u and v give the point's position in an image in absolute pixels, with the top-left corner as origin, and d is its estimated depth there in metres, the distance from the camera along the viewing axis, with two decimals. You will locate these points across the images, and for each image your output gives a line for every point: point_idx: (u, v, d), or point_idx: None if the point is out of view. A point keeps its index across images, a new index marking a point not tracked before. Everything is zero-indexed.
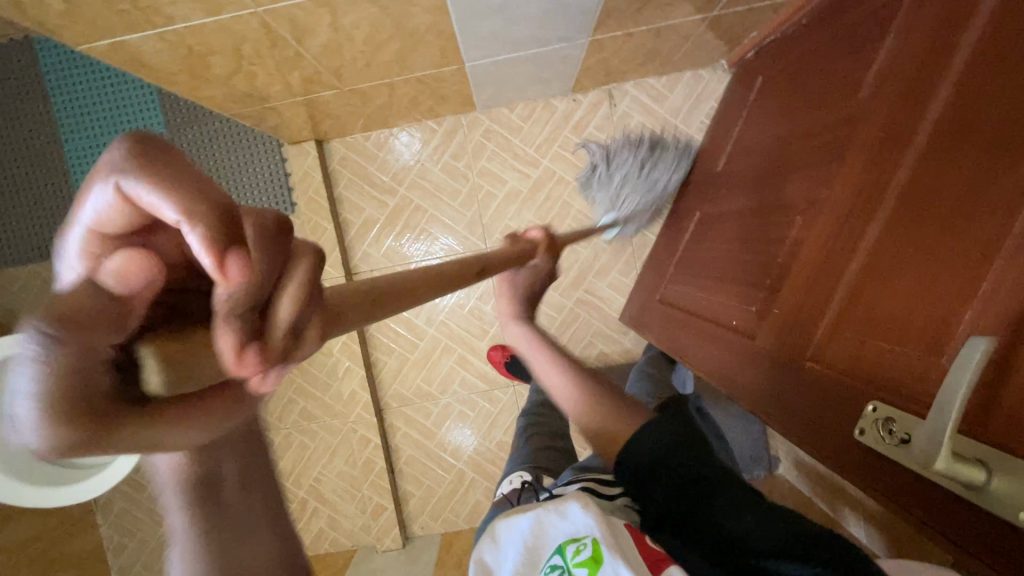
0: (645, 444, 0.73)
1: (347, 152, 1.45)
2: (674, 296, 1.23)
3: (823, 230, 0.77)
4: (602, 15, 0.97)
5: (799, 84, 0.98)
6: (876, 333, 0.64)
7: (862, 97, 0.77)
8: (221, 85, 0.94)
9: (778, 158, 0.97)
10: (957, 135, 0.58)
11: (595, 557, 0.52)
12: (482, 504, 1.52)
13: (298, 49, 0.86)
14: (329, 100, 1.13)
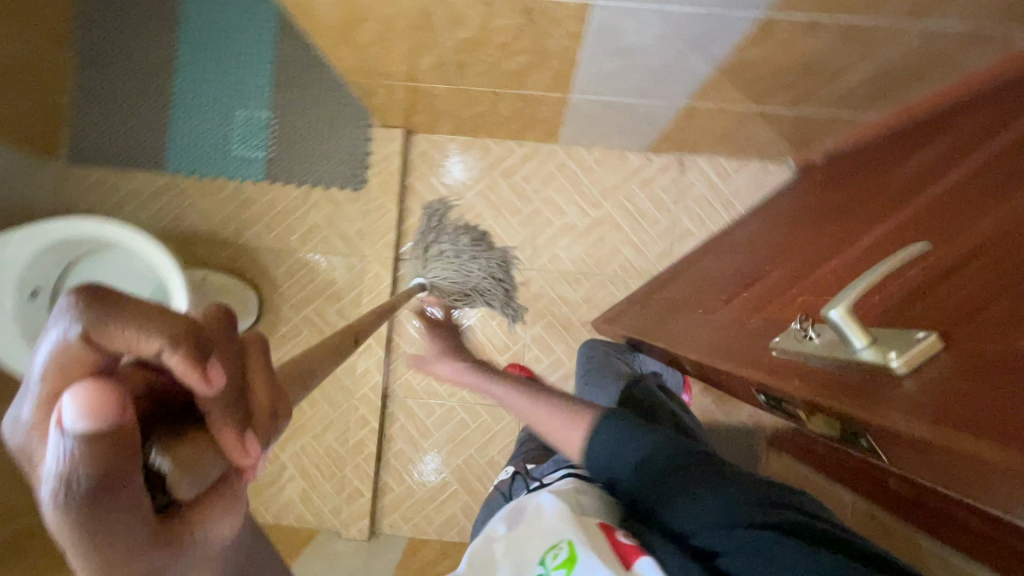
0: (612, 426, 0.77)
1: (427, 147, 1.54)
2: (656, 298, 1.31)
3: (825, 246, 0.89)
4: (707, 85, 1.07)
5: (844, 175, 1.13)
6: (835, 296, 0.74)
7: (900, 175, 0.91)
8: (357, 50, 1.03)
9: (802, 213, 1.10)
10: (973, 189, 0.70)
11: (571, 558, 0.58)
12: (456, 517, 1.49)
13: (440, 37, 0.95)
14: (436, 93, 1.23)
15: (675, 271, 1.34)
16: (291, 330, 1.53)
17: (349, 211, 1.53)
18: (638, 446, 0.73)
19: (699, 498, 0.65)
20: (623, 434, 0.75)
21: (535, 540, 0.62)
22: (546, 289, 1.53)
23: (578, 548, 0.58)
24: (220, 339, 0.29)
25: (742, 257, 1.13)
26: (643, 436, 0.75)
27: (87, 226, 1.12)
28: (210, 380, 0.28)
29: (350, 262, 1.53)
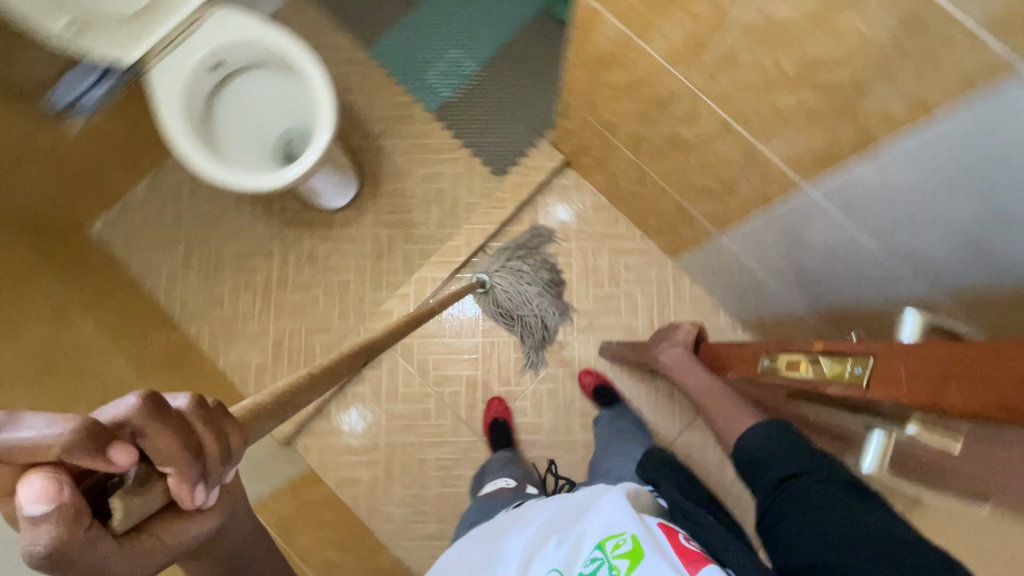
0: (752, 442, 0.83)
1: (572, 184, 1.59)
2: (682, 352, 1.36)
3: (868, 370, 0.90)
4: (836, 313, 1.09)
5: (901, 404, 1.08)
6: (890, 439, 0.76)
7: None
8: (589, 82, 1.11)
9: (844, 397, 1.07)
10: None
11: (635, 551, 0.61)
12: (360, 482, 1.49)
13: (662, 121, 1.01)
14: (619, 155, 1.29)
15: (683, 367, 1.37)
16: (357, 236, 1.59)
17: (474, 183, 1.60)
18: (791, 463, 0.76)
19: (811, 521, 0.67)
20: (778, 447, 0.79)
21: (591, 526, 0.67)
22: (574, 364, 1.54)
23: (642, 544, 0.62)
24: (156, 424, 0.41)
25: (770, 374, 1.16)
26: (788, 448, 0.78)
27: (294, 50, 1.25)
28: (117, 461, 0.40)
29: (443, 222, 1.59)
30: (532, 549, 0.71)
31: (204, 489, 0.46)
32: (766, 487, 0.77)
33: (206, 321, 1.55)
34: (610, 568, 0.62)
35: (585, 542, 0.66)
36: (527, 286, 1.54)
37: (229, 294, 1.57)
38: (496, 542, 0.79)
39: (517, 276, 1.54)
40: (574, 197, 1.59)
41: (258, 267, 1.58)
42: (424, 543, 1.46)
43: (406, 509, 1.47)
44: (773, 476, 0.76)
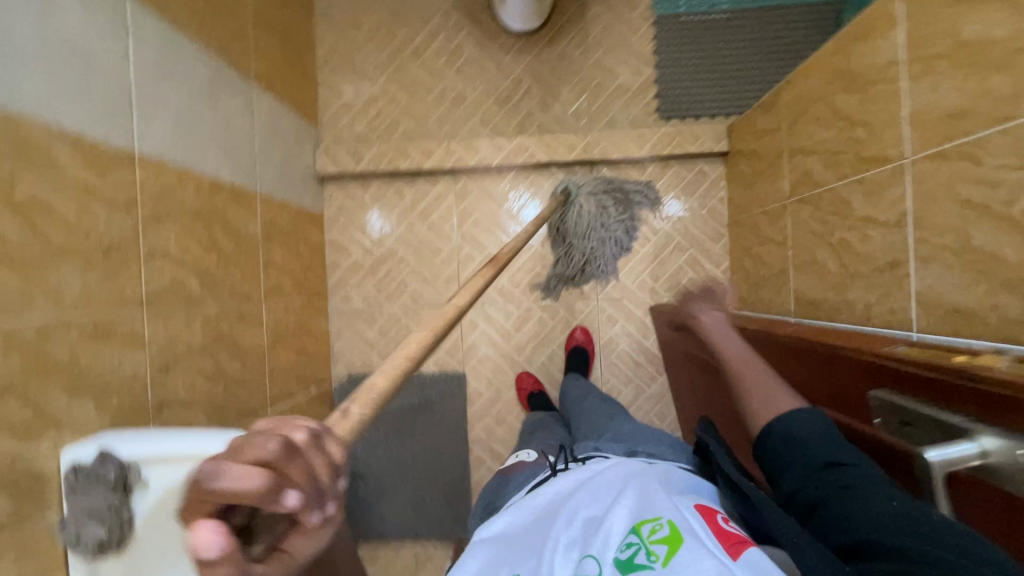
0: (788, 427, 0.75)
1: (709, 177, 1.48)
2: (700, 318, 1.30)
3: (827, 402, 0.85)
4: None
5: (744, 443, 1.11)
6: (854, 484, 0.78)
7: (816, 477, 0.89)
8: (815, 92, 0.98)
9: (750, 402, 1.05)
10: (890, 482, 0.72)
11: (672, 536, 0.59)
12: (348, 256, 1.57)
13: (845, 177, 0.90)
14: (776, 183, 1.17)
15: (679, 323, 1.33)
16: (503, 67, 1.52)
17: (633, 106, 1.49)
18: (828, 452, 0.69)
19: (870, 519, 0.58)
20: (818, 431, 0.72)
21: (615, 519, 0.66)
22: (576, 317, 1.52)
23: (678, 530, 0.60)
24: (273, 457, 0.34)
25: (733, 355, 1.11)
26: (851, 446, 0.69)
27: None
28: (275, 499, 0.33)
29: (579, 116, 1.50)
30: (539, 542, 0.67)
31: (323, 512, 0.36)
32: (805, 475, 0.68)
33: (336, 35, 1.55)
34: (646, 554, 0.58)
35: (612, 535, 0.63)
36: (598, 228, 1.48)
37: (369, 28, 1.55)
38: (505, 540, 0.72)
39: (597, 213, 1.47)
40: (701, 190, 1.48)
41: (407, 25, 1.54)
42: (358, 338, 1.57)
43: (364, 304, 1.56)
44: (814, 460, 0.68)
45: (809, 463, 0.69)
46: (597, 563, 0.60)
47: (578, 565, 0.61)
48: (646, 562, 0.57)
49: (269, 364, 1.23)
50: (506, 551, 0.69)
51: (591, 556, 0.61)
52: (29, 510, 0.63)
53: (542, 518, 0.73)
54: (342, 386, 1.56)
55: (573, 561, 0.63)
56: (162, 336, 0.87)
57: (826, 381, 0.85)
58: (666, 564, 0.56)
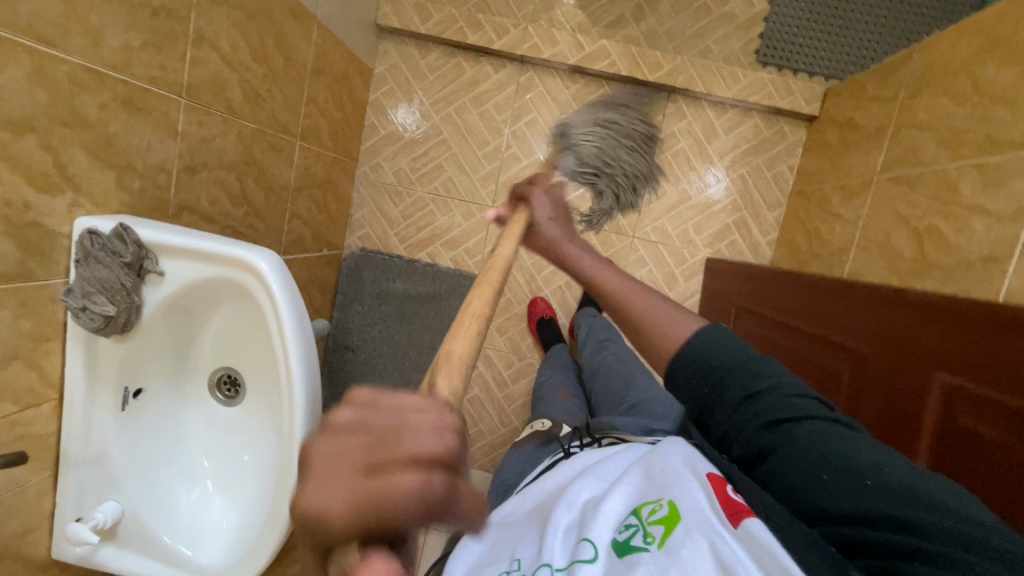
0: (699, 357, 0.65)
1: (787, 139, 1.38)
2: (750, 273, 1.17)
3: (891, 372, 0.73)
4: None
5: None
6: (901, 434, 0.69)
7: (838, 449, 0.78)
8: (956, 60, 0.88)
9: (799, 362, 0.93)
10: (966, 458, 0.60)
11: (669, 515, 0.58)
12: (389, 124, 1.46)
13: (961, 158, 0.82)
14: (865, 158, 1.08)
15: (736, 280, 1.21)
16: None
17: (732, 40, 1.35)
18: (744, 395, 0.61)
19: (822, 473, 0.53)
20: (725, 360, 0.64)
21: (612, 501, 0.64)
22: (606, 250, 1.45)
23: (678, 509, 0.59)
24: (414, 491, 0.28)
25: (796, 312, 0.99)
26: (775, 387, 0.60)
27: None
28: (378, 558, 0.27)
29: (671, 37, 1.37)
30: (535, 535, 0.66)
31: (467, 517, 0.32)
32: (727, 413, 0.62)
33: None
34: (643, 536, 0.58)
35: (609, 517, 0.62)
36: (625, 143, 1.34)
37: None
38: (509, 524, 0.74)
39: (611, 127, 1.34)
40: (772, 153, 1.38)
41: None
42: (379, 213, 1.50)
43: (393, 180, 1.48)
44: (731, 397, 0.62)
45: (728, 401, 0.62)
46: (593, 545, 0.59)
47: (577, 550, 0.60)
48: (642, 543, 0.57)
49: (290, 210, 1.16)
50: (508, 541, 0.70)
51: (589, 540, 0.60)
52: (36, 265, 0.58)
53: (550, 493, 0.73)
54: (352, 258, 1.50)
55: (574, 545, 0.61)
56: (195, 134, 0.80)
57: (897, 338, 0.74)
58: (661, 545, 0.55)
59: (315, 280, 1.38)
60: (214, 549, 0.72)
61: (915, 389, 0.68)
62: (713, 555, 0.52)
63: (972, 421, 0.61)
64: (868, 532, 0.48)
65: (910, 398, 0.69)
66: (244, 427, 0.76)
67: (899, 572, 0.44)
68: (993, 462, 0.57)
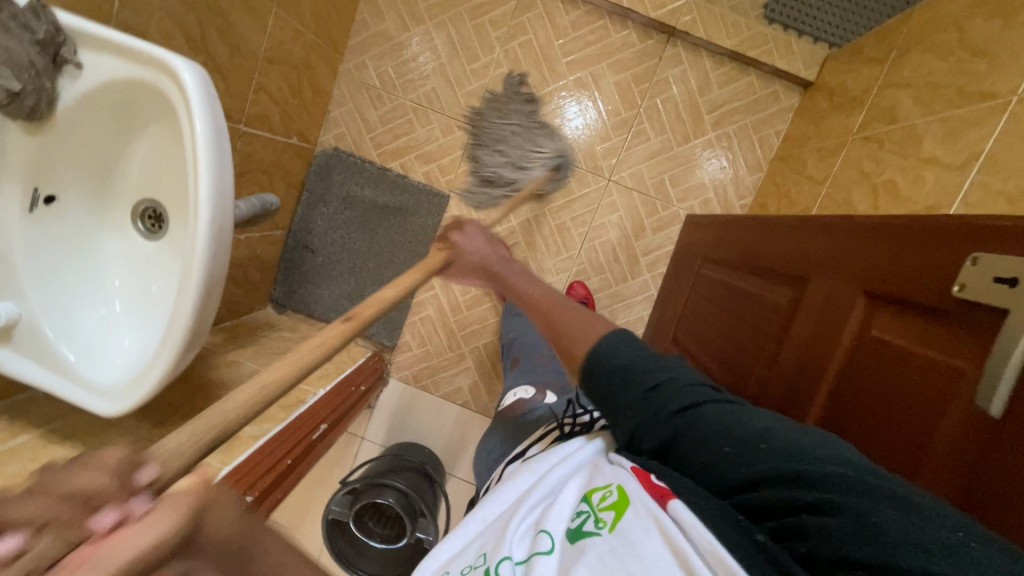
0: (606, 356, 0.63)
1: (779, 103, 1.35)
2: (716, 224, 1.13)
3: (813, 296, 0.67)
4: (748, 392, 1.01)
5: (715, 345, 0.95)
6: (818, 359, 0.63)
7: (765, 386, 0.73)
8: (949, 16, 0.85)
9: (744, 301, 0.88)
10: (866, 373, 0.55)
11: (619, 501, 0.50)
12: (381, 24, 1.42)
13: (932, 111, 0.80)
14: (847, 120, 1.06)
15: (708, 234, 1.17)
16: None
17: None
18: (646, 388, 0.59)
19: (725, 453, 0.51)
20: (629, 349, 0.63)
21: (563, 497, 0.55)
22: (578, 189, 1.43)
23: (629, 491, 0.51)
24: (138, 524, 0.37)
25: (745, 251, 0.93)
26: (682, 377, 0.59)
27: None
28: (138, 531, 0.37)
29: None
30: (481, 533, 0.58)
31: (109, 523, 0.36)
32: (635, 407, 0.59)
33: None
34: (594, 522, 0.50)
35: (563, 505, 0.54)
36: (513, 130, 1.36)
37: None
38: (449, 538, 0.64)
39: (496, 143, 1.38)
40: (762, 114, 1.35)
41: None
42: (358, 114, 1.46)
43: (377, 83, 1.44)
44: (632, 393, 0.59)
45: (634, 395, 0.59)
46: (548, 536, 0.50)
47: (533, 542, 0.51)
48: (594, 529, 0.48)
49: (257, 79, 1.12)
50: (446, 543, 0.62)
51: (545, 530, 0.52)
52: None
53: (511, 483, 0.63)
54: (325, 156, 1.47)
55: (528, 536, 0.53)
56: None
57: (818, 262, 0.68)
58: (613, 530, 0.47)
59: (281, 168, 1.34)
60: (113, 372, 0.71)
61: (835, 312, 0.62)
62: (662, 541, 0.45)
63: (880, 332, 0.55)
64: (773, 503, 0.45)
65: (831, 321, 0.62)
66: (162, 262, 0.75)
67: (810, 535, 0.41)
68: (891, 379, 0.52)
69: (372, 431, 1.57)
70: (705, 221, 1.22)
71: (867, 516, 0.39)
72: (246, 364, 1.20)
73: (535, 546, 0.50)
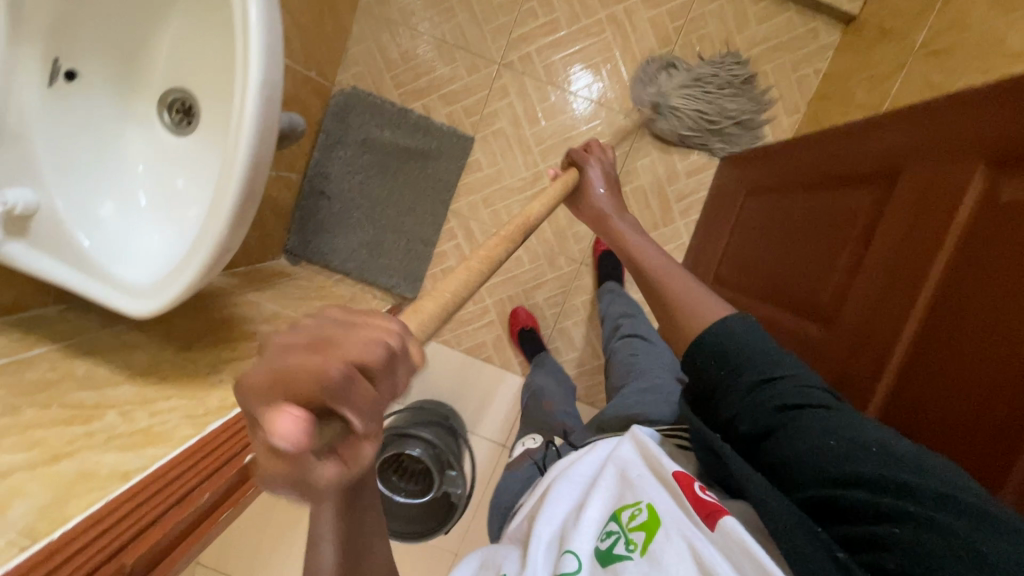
0: (727, 343, 0.64)
1: (819, 41, 1.30)
2: (764, 155, 1.09)
3: (911, 183, 0.63)
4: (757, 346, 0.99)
5: (773, 269, 0.90)
6: (921, 249, 0.59)
7: (847, 294, 0.69)
8: None
9: (810, 217, 0.83)
10: (994, 248, 0.51)
11: (648, 523, 0.55)
12: None
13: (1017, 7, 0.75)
14: (903, 43, 1.01)
15: (752, 168, 1.13)
16: None
17: None
18: (758, 382, 0.59)
19: (830, 439, 0.51)
20: (757, 341, 0.63)
21: (594, 512, 0.61)
22: (610, 131, 1.38)
23: (659, 512, 0.56)
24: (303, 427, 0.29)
25: (808, 168, 0.89)
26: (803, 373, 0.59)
27: None
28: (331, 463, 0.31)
29: None
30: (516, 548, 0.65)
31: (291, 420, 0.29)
32: (741, 395, 0.60)
33: None
34: (625, 543, 0.55)
35: (589, 522, 0.60)
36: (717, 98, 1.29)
37: None
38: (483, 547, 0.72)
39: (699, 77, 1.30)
40: (800, 53, 1.31)
41: None
42: (378, 52, 1.39)
43: (399, 18, 1.37)
44: (747, 378, 0.60)
45: (746, 381, 0.60)
46: (574, 556, 0.56)
47: (559, 562, 0.57)
48: (624, 551, 0.54)
49: None
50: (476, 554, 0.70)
51: (569, 551, 0.57)
52: None
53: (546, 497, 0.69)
54: (342, 96, 1.39)
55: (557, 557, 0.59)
56: None
57: (915, 150, 0.64)
58: (644, 553, 0.53)
59: (299, 104, 1.27)
60: (140, 270, 0.65)
61: (941, 196, 0.58)
62: (690, 555, 0.50)
63: (1009, 200, 0.50)
64: (862, 514, 0.46)
65: (936, 204, 0.58)
66: (191, 154, 0.68)
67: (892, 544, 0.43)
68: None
69: None
70: (746, 157, 1.18)
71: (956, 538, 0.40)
72: (266, 306, 1.13)
73: (561, 567, 0.56)
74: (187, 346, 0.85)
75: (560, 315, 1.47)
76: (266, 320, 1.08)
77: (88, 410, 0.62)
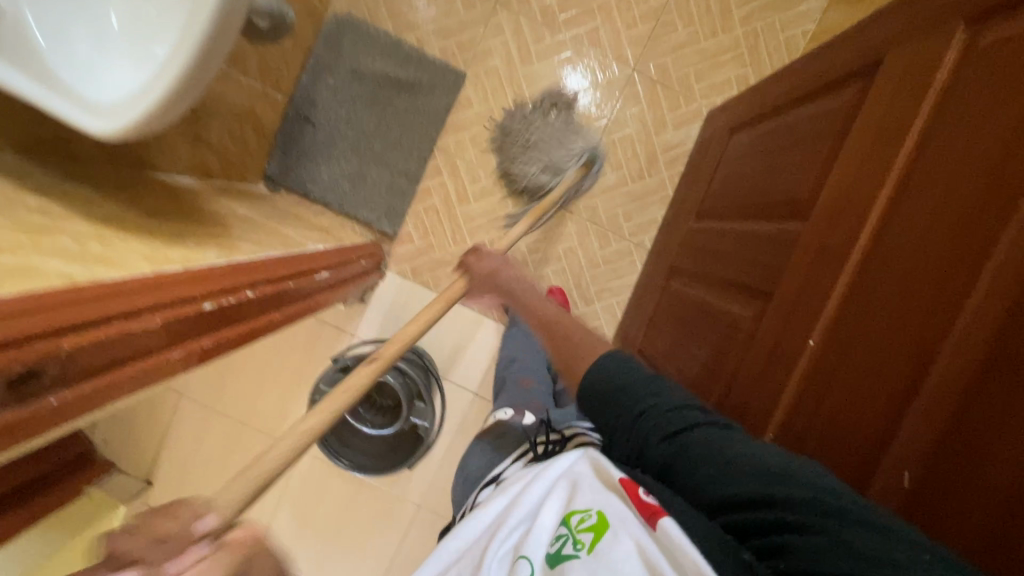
0: (604, 380, 0.64)
1: (807, 3, 1.34)
2: (750, 94, 1.10)
3: (892, 68, 0.64)
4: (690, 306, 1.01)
5: (755, 191, 0.92)
6: (899, 115, 0.60)
7: (822, 192, 0.70)
8: None
9: (792, 133, 0.85)
10: (962, 115, 0.52)
11: (597, 527, 0.50)
12: None
13: None
14: None
15: (738, 107, 1.15)
16: None
17: None
18: (638, 416, 0.59)
19: (709, 465, 0.51)
20: (628, 376, 0.63)
21: (546, 515, 0.55)
22: (601, 78, 1.39)
23: (608, 515, 0.51)
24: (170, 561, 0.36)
25: (794, 90, 0.91)
26: (679, 397, 0.59)
27: None
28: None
29: None
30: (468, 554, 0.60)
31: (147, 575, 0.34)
32: (630, 433, 0.59)
33: None
34: (573, 544, 0.50)
35: (540, 530, 0.54)
36: (524, 127, 1.36)
37: None
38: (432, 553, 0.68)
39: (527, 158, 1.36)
40: (788, 12, 1.34)
41: None
42: None
43: None
44: (627, 419, 0.60)
45: (627, 419, 0.60)
46: (528, 562, 0.51)
47: (514, 567, 0.53)
48: (572, 552, 0.49)
49: None
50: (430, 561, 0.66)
51: (524, 556, 0.53)
52: None
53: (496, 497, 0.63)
54: (336, 21, 1.38)
55: (511, 560, 0.54)
56: None
57: (895, 41, 0.66)
58: (592, 552, 0.48)
59: None
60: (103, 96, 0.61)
61: (916, 74, 0.59)
62: (640, 557, 0.46)
63: (983, 62, 0.52)
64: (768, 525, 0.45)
65: (915, 72, 0.60)
66: None
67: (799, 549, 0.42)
68: (989, 114, 0.49)
69: (363, 326, 1.47)
70: (731, 101, 1.20)
71: (840, 540, 0.41)
72: (240, 212, 1.10)
73: (515, 572, 0.52)
74: (155, 216, 0.81)
75: (540, 261, 1.45)
76: (238, 220, 1.04)
77: (39, 228, 0.58)
